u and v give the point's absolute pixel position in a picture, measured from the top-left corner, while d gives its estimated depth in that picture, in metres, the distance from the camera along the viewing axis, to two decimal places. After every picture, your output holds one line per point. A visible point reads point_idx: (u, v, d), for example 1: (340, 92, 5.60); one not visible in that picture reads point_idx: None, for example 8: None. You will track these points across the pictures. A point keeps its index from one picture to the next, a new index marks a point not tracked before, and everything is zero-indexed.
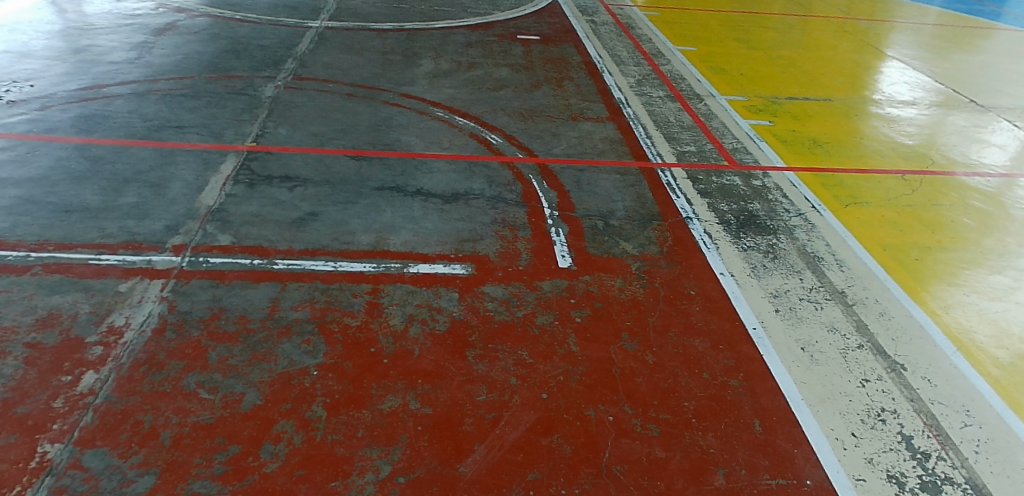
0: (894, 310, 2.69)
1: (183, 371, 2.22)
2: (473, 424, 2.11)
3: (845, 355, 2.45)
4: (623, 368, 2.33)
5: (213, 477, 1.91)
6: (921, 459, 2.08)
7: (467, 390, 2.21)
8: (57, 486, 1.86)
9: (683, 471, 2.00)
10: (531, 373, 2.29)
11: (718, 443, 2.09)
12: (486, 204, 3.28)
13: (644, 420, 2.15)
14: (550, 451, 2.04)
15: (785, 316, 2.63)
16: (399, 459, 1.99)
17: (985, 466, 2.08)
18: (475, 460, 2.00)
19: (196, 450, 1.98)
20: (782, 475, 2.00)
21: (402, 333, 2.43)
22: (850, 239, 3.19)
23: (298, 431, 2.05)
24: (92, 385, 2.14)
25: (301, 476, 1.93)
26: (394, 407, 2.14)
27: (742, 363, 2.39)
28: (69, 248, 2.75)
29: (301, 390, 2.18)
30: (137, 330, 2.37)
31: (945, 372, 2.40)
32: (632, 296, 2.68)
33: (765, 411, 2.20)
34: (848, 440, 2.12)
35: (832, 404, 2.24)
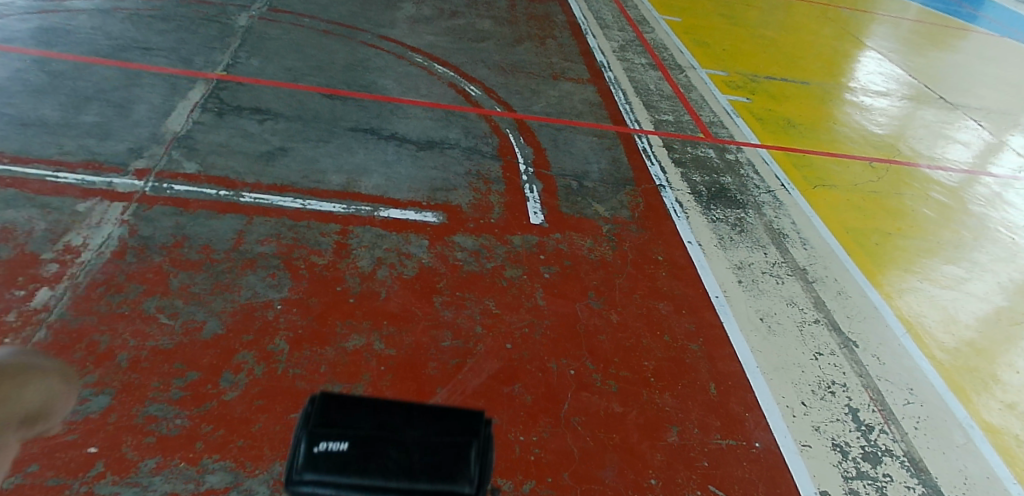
0: (851, 291, 2.78)
1: (142, 295, 2.16)
2: (436, 368, 2.11)
3: (801, 328, 2.53)
4: (588, 324, 2.37)
5: (170, 401, 1.86)
6: (865, 430, 2.17)
7: (432, 335, 2.22)
8: None
9: (639, 426, 2.03)
10: (497, 323, 2.31)
11: (674, 402, 2.14)
12: (460, 155, 3.24)
13: (605, 376, 2.18)
14: (511, 399, 2.05)
15: (748, 287, 2.70)
16: (361, 396, 1.97)
17: (924, 441, 2.17)
18: (436, 402, 2.00)
19: (154, 373, 1.93)
20: (732, 435, 2.06)
21: (369, 274, 2.41)
22: (816, 219, 3.27)
23: (259, 362, 2.02)
24: (47, 303, 2.08)
25: (260, 406, 1.90)
26: (358, 346, 2.13)
27: (702, 328, 2.45)
28: (24, 163, 2.64)
29: (264, 322, 2.15)
30: (95, 251, 2.29)
31: (894, 352, 2.50)
32: (600, 258, 2.71)
33: (720, 375, 2.26)
34: (798, 408, 2.19)
35: (785, 373, 2.32)
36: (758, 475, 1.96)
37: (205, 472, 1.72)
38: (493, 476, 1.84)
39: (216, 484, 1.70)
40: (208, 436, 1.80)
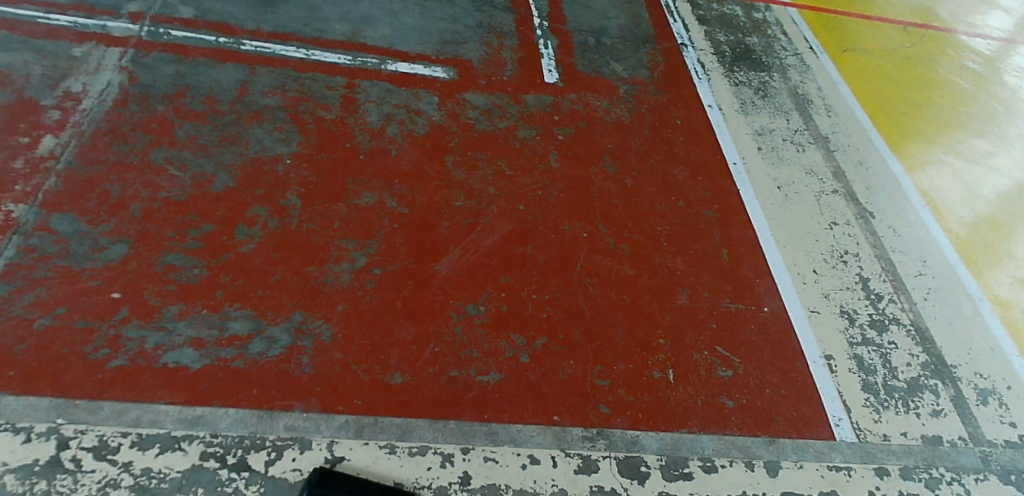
0: (872, 163, 2.71)
1: (149, 146, 2.11)
2: (449, 227, 2.10)
3: (818, 198, 2.50)
4: (602, 189, 2.34)
5: (187, 251, 1.87)
6: (874, 299, 2.19)
7: (445, 195, 2.19)
8: (25, 246, 1.80)
9: (650, 289, 2.06)
10: (510, 185, 2.28)
11: (686, 267, 2.15)
12: (472, 6, 3.04)
13: (618, 240, 2.18)
14: (524, 259, 2.06)
15: (767, 155, 2.63)
16: (375, 253, 1.98)
17: (931, 311, 2.20)
18: (451, 260, 2.02)
19: (168, 224, 1.92)
20: (741, 300, 2.09)
21: (379, 131, 2.34)
22: (843, 86, 3.12)
23: (272, 217, 2.01)
24: (53, 151, 2.03)
25: (277, 259, 1.91)
26: (371, 203, 2.11)
27: (718, 195, 2.42)
28: (11, 2, 2.47)
29: (275, 177, 2.12)
30: (97, 99, 2.21)
31: (909, 224, 2.48)
32: (617, 121, 2.62)
33: (733, 242, 2.26)
34: (809, 277, 2.21)
35: (799, 242, 2.32)
36: (764, 338, 2.00)
37: (227, 319, 1.75)
38: (506, 332, 1.87)
39: (238, 330, 1.74)
40: (228, 286, 1.82)
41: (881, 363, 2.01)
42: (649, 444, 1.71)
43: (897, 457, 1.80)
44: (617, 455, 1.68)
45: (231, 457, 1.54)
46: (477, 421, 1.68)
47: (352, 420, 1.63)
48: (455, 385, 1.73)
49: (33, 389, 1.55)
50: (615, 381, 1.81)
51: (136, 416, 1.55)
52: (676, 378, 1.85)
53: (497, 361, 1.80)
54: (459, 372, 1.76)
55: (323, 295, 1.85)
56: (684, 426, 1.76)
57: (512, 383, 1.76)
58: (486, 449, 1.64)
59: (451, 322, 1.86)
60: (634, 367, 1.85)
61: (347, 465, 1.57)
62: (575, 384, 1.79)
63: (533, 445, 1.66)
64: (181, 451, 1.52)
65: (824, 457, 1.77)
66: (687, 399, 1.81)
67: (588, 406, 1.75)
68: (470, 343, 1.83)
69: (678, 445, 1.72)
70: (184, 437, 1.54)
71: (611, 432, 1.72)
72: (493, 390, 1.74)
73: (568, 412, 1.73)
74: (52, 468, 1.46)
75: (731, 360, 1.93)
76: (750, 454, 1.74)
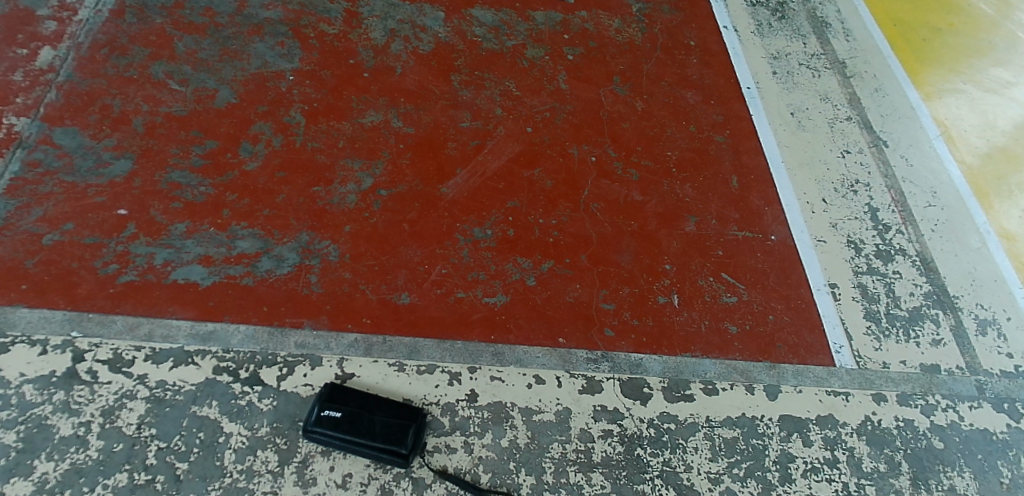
0: (889, 90, 2.63)
1: (149, 60, 2.05)
2: (455, 149, 2.07)
3: (832, 125, 2.44)
4: (611, 112, 2.28)
5: (192, 169, 1.85)
6: (882, 230, 2.18)
7: (451, 116, 2.15)
8: (29, 160, 1.78)
9: (658, 215, 2.05)
10: (517, 107, 2.22)
11: (694, 194, 2.13)
12: None
13: (626, 165, 2.15)
14: (531, 183, 2.04)
15: (782, 80, 2.55)
16: (381, 174, 1.96)
17: (938, 242, 2.19)
18: (457, 183, 2.00)
19: (172, 141, 1.90)
20: (749, 228, 2.08)
21: (383, 48, 2.27)
22: (864, 8, 3.00)
23: (276, 135, 1.97)
24: (52, 63, 1.98)
25: (282, 178, 1.89)
26: (376, 123, 2.07)
27: (730, 120, 2.37)
28: None
29: (277, 94, 2.07)
30: (93, 9, 2.13)
31: (923, 154, 2.44)
32: (629, 41, 2.53)
33: (743, 169, 2.24)
34: (818, 206, 2.19)
35: (810, 170, 2.28)
36: (770, 266, 2.01)
37: (235, 238, 1.75)
38: (512, 255, 1.87)
39: (247, 249, 1.74)
40: (234, 205, 1.81)
41: (884, 293, 2.02)
42: (653, 366, 1.75)
43: (895, 383, 1.84)
44: (621, 376, 1.72)
45: (243, 371, 1.57)
46: (484, 342, 1.71)
47: (362, 339, 1.66)
48: (462, 306, 1.75)
49: (47, 303, 1.57)
50: (620, 305, 1.84)
51: (148, 331, 1.58)
52: (681, 303, 1.87)
53: (503, 283, 1.82)
54: (467, 293, 1.78)
55: (329, 216, 1.85)
56: (688, 351, 1.79)
57: (518, 305, 1.78)
58: (492, 369, 1.67)
59: (458, 245, 1.87)
60: (640, 292, 1.87)
61: (357, 381, 1.60)
62: (581, 307, 1.81)
63: (538, 366, 1.70)
64: (195, 365, 1.56)
65: (823, 382, 1.81)
66: (691, 324, 1.84)
67: (593, 329, 1.78)
68: (476, 266, 1.83)
69: (680, 368, 1.76)
70: (197, 352, 1.57)
71: (616, 355, 1.75)
72: (500, 311, 1.77)
73: (574, 335, 1.76)
74: (69, 379, 1.50)
75: (736, 286, 1.94)
76: (751, 378, 1.78)
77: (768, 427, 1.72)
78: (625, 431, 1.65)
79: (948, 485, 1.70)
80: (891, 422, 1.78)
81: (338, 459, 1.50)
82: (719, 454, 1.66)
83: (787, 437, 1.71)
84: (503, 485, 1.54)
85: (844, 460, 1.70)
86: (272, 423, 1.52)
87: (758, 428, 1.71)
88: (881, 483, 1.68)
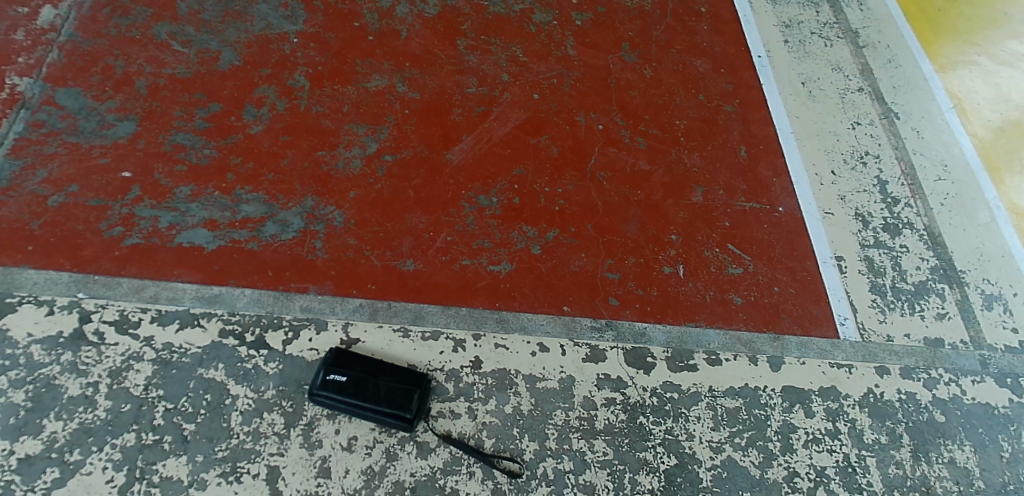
0: (902, 61, 2.58)
1: (151, 20, 2.02)
2: (461, 115, 2.05)
3: (843, 96, 2.41)
4: (619, 79, 2.25)
5: (195, 131, 1.84)
6: (890, 203, 2.16)
7: (457, 81, 2.12)
8: (33, 121, 1.77)
9: (664, 184, 2.03)
10: (524, 73, 2.19)
11: (702, 163, 2.11)
12: None
13: (633, 134, 2.13)
14: (537, 151, 2.02)
15: (794, 49, 2.51)
16: (386, 139, 1.94)
17: (947, 217, 2.17)
18: (462, 149, 1.98)
19: (175, 103, 1.88)
20: (757, 199, 2.07)
21: (388, 11, 2.22)
22: None
23: (280, 98, 1.95)
24: (53, 22, 1.95)
25: (287, 143, 1.87)
26: (381, 88, 2.04)
27: (740, 89, 2.33)
28: None
29: (281, 56, 2.04)
30: None
31: (935, 126, 2.41)
32: (639, 6, 2.47)
33: (752, 139, 2.21)
34: (827, 177, 2.17)
35: (819, 141, 2.26)
36: (776, 238, 2.00)
37: (239, 202, 1.74)
38: (517, 223, 1.87)
39: (252, 214, 1.73)
40: (239, 169, 1.80)
41: (890, 266, 2.02)
42: (657, 336, 1.75)
43: (898, 357, 1.85)
44: (625, 345, 1.73)
45: (249, 334, 1.58)
46: (489, 309, 1.71)
47: (367, 304, 1.66)
48: (467, 274, 1.75)
49: (53, 265, 1.57)
50: (626, 275, 1.83)
51: (154, 293, 1.58)
52: (686, 274, 1.87)
53: (508, 251, 1.81)
54: (472, 261, 1.78)
55: (334, 181, 1.83)
56: (692, 321, 1.79)
57: (523, 273, 1.78)
58: (497, 336, 1.68)
59: (463, 212, 1.86)
60: (645, 262, 1.87)
61: (362, 346, 1.61)
62: (586, 277, 1.81)
63: (543, 334, 1.71)
64: (201, 328, 1.57)
65: (827, 354, 1.82)
66: (696, 295, 1.84)
67: (597, 298, 1.78)
68: (482, 234, 1.83)
69: (684, 338, 1.77)
70: (202, 315, 1.58)
71: (620, 324, 1.75)
72: (505, 279, 1.76)
73: (578, 304, 1.76)
74: (76, 340, 1.51)
75: (741, 258, 1.93)
76: (754, 349, 1.78)
77: (770, 398, 1.73)
78: (628, 399, 1.66)
79: (948, 457, 1.72)
80: (894, 395, 1.79)
81: (343, 423, 1.52)
82: (721, 423, 1.67)
83: (789, 407, 1.72)
84: (506, 450, 1.55)
85: (845, 431, 1.72)
86: (279, 386, 1.54)
87: (761, 399, 1.72)
88: (882, 454, 1.70)
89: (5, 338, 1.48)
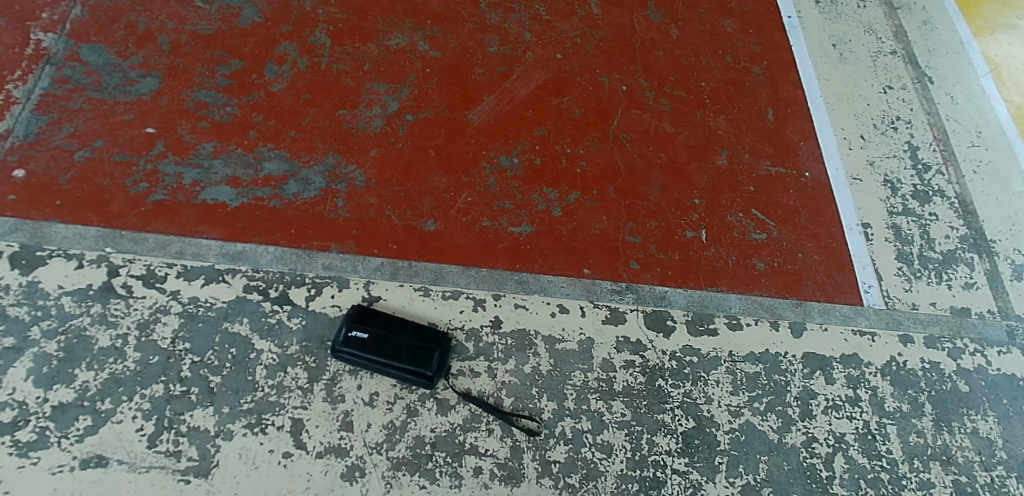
0: (938, 23, 2.48)
1: None
2: (483, 75, 2.02)
3: (875, 58, 2.33)
4: (644, 39, 2.20)
5: (217, 89, 1.84)
6: (921, 170, 2.11)
7: (479, 40, 2.08)
8: (58, 77, 1.77)
9: (688, 148, 2.00)
10: (547, 32, 2.15)
11: (728, 126, 2.07)
12: None
13: (658, 95, 2.09)
14: (559, 112, 2.00)
15: (825, 10, 2.42)
16: (407, 99, 1.93)
17: (978, 185, 2.12)
18: (483, 110, 1.96)
19: (197, 60, 1.87)
20: (783, 164, 2.03)
21: None
22: None
23: (301, 56, 1.94)
24: None
25: (308, 101, 1.87)
26: (402, 46, 2.02)
27: (769, 51, 2.27)
28: None
29: (302, 13, 2.02)
30: None
31: (970, 91, 2.33)
32: None
33: (779, 102, 2.16)
34: (856, 142, 2.12)
35: (849, 105, 2.20)
36: (802, 203, 1.97)
37: (262, 160, 1.75)
38: (539, 185, 1.85)
39: (274, 172, 1.74)
40: (261, 126, 1.80)
41: (918, 234, 1.98)
42: (677, 300, 1.75)
43: (923, 326, 1.83)
44: (645, 308, 1.73)
45: (273, 291, 1.60)
46: (509, 271, 1.72)
47: (388, 263, 1.67)
48: (488, 235, 1.75)
49: (81, 219, 1.59)
50: (647, 239, 1.82)
51: (179, 249, 1.60)
52: (708, 238, 1.85)
53: (529, 213, 1.80)
54: (492, 222, 1.77)
55: (355, 140, 1.83)
56: (712, 286, 1.78)
57: (544, 236, 1.78)
58: (517, 297, 1.69)
59: (484, 173, 1.85)
60: (667, 227, 1.85)
61: (384, 304, 1.63)
62: (607, 240, 1.80)
63: (563, 296, 1.71)
64: (225, 283, 1.59)
65: (850, 321, 1.80)
66: (718, 260, 1.82)
67: (618, 262, 1.77)
68: (502, 195, 1.82)
69: (705, 302, 1.76)
70: (227, 271, 1.60)
71: (640, 287, 1.75)
72: (525, 241, 1.76)
73: (598, 267, 1.76)
74: (105, 293, 1.54)
75: (765, 223, 1.91)
76: (776, 314, 1.77)
77: (790, 363, 1.72)
78: (648, 362, 1.67)
79: (970, 427, 1.71)
80: (917, 364, 1.77)
81: (366, 379, 1.55)
82: (740, 388, 1.68)
83: (809, 374, 1.72)
84: (526, 409, 1.57)
85: (866, 398, 1.71)
86: (302, 342, 1.56)
87: (781, 364, 1.72)
88: (902, 423, 1.69)
89: (37, 291, 1.52)
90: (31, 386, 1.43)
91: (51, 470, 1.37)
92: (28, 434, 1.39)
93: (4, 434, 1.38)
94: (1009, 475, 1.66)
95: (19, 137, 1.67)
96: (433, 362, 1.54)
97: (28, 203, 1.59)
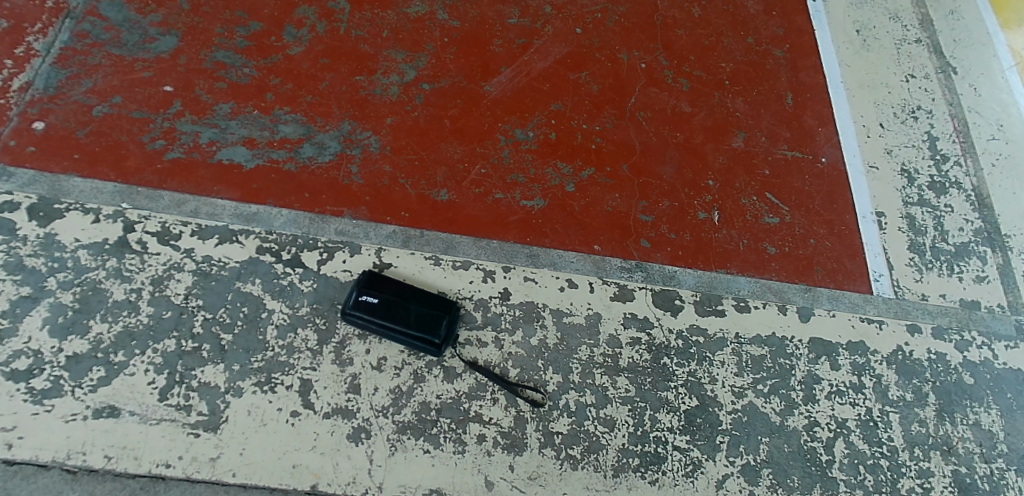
0: (966, 12, 2.43)
1: None
2: (501, 47, 2.00)
3: (899, 47, 2.29)
4: (666, 17, 2.17)
5: (236, 50, 1.83)
6: (938, 161, 2.09)
7: (498, 11, 2.06)
8: (78, 31, 1.77)
9: (705, 128, 1.99)
10: (567, 6, 2.12)
11: (746, 109, 2.05)
12: None
13: (677, 74, 2.07)
14: (576, 87, 1.98)
15: None
16: (424, 67, 1.91)
17: (997, 179, 2.09)
18: (500, 82, 1.94)
19: (217, 20, 1.86)
20: (800, 148, 2.02)
21: None
22: None
23: (321, 20, 1.93)
24: None
25: (326, 66, 1.86)
26: (421, 14, 2.00)
27: (791, 34, 2.24)
28: None
29: None
30: None
31: (994, 84, 2.29)
32: None
33: (799, 86, 2.13)
34: (874, 130, 2.10)
35: (870, 93, 2.17)
36: (817, 189, 1.96)
37: (278, 123, 1.75)
38: (553, 159, 1.85)
39: (290, 135, 1.74)
40: (278, 89, 1.80)
41: (932, 225, 1.96)
42: (686, 280, 1.75)
43: (932, 317, 1.82)
44: (654, 287, 1.73)
45: (286, 253, 1.62)
46: (520, 244, 1.72)
47: (400, 231, 1.68)
48: (500, 208, 1.75)
49: (98, 174, 1.61)
50: (659, 218, 1.82)
51: (195, 208, 1.62)
52: (721, 220, 1.85)
53: (542, 188, 1.80)
54: (505, 195, 1.77)
55: (371, 106, 1.82)
56: (722, 267, 1.78)
57: (556, 210, 1.78)
58: (527, 270, 1.70)
59: (499, 145, 1.84)
60: (680, 206, 1.84)
61: (394, 271, 1.64)
62: (619, 217, 1.80)
63: (572, 271, 1.71)
64: (239, 244, 1.60)
65: (858, 309, 1.80)
66: (730, 242, 1.82)
67: (628, 239, 1.77)
68: (517, 168, 1.82)
69: (714, 283, 1.76)
70: (241, 231, 1.62)
71: (650, 266, 1.75)
72: (537, 215, 1.76)
73: (609, 243, 1.76)
74: (120, 248, 1.56)
75: (779, 208, 1.90)
76: (784, 298, 1.78)
77: (796, 348, 1.73)
78: (654, 340, 1.68)
79: (972, 419, 1.72)
80: (923, 354, 1.77)
81: (374, 344, 1.56)
82: (745, 369, 1.68)
83: (815, 359, 1.72)
84: (530, 380, 1.59)
85: (869, 385, 1.72)
86: (312, 304, 1.58)
87: (786, 348, 1.72)
88: (906, 411, 1.70)
89: (54, 242, 1.54)
90: (46, 335, 1.46)
91: (64, 418, 1.40)
92: (43, 382, 1.42)
93: (20, 381, 1.41)
94: (1009, 468, 1.68)
95: (38, 89, 1.68)
96: (440, 331, 1.55)
97: (46, 156, 1.60)
